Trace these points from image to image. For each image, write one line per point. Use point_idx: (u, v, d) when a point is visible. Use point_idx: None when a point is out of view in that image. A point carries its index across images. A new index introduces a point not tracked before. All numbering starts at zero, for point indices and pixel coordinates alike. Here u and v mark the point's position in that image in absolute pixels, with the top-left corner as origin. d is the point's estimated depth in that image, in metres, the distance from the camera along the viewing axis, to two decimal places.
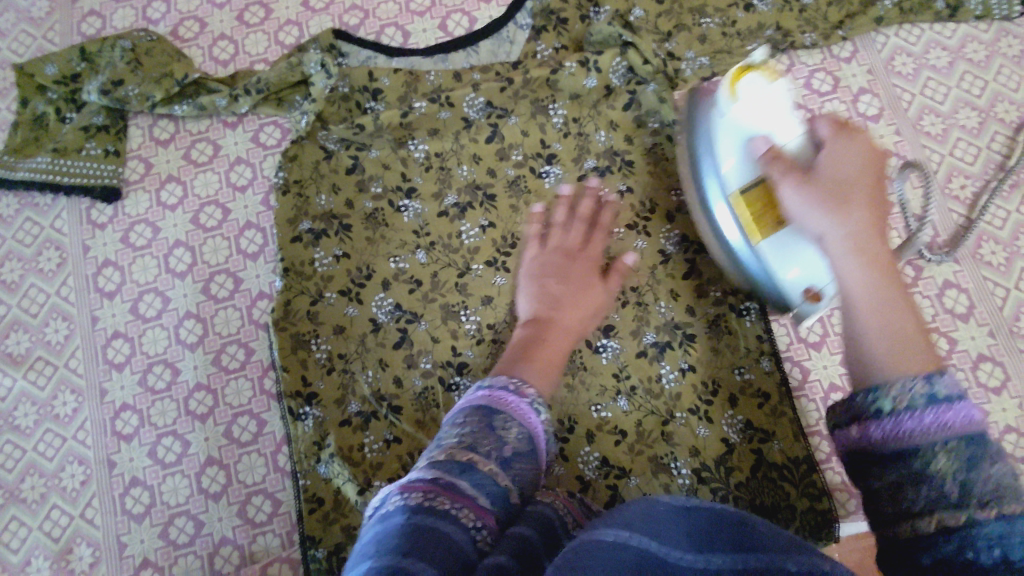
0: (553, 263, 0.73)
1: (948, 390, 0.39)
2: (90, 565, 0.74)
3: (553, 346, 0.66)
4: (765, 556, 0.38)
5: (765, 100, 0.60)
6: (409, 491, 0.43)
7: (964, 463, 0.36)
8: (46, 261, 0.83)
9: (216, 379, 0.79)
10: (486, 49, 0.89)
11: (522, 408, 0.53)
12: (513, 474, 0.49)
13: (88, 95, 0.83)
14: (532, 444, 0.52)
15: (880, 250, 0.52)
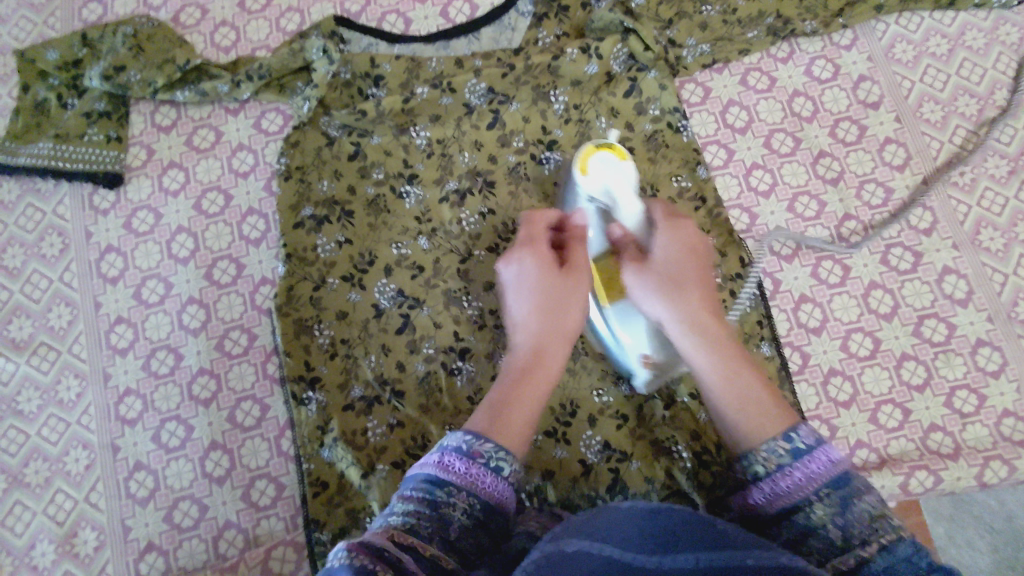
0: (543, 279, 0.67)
1: (805, 442, 0.54)
2: (95, 548, 0.74)
3: (533, 385, 0.62)
4: (728, 554, 0.42)
5: (611, 176, 0.69)
6: (355, 551, 0.43)
7: (836, 505, 0.50)
8: (49, 246, 0.83)
9: (219, 364, 0.79)
10: (487, 36, 0.89)
11: (474, 473, 0.53)
12: (457, 551, 0.50)
13: (90, 80, 0.84)
14: (484, 511, 0.52)
15: (717, 331, 0.62)
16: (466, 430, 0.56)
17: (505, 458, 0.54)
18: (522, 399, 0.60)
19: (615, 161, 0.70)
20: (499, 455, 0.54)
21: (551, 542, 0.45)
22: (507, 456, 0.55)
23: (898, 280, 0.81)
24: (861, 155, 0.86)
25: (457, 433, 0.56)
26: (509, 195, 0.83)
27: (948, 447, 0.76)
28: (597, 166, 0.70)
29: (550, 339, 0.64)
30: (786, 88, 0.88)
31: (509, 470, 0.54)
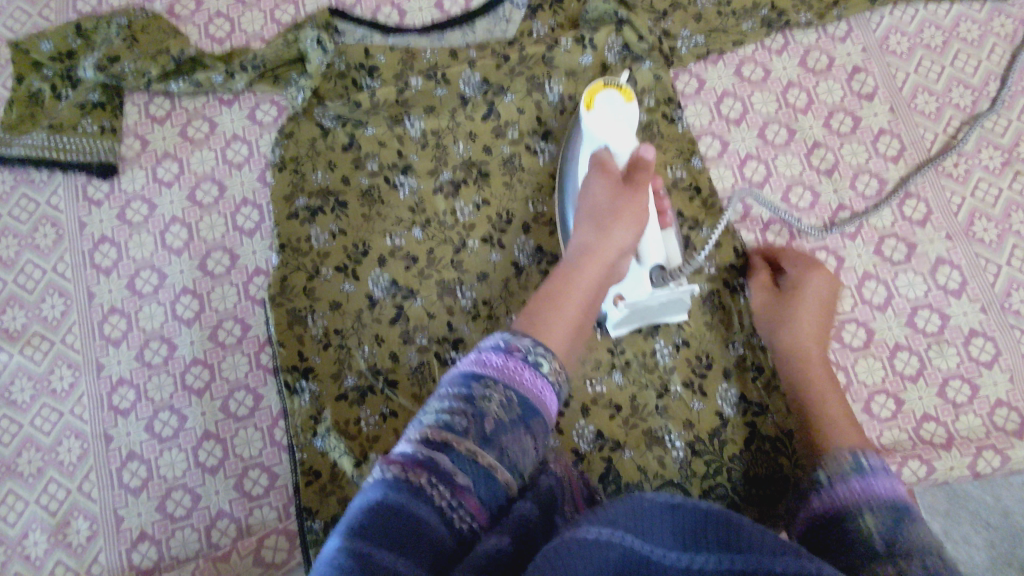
0: (606, 199, 0.69)
1: (872, 465, 0.56)
2: (87, 538, 0.74)
3: (575, 295, 0.63)
4: (753, 556, 0.41)
5: (613, 117, 0.72)
6: (390, 464, 0.44)
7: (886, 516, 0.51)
8: (43, 237, 0.83)
9: (213, 354, 0.79)
10: (482, 27, 0.89)
11: (511, 367, 0.51)
12: (499, 446, 0.47)
13: (84, 71, 0.84)
14: (526, 406, 0.50)
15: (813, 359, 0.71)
16: (505, 332, 0.55)
17: (544, 354, 0.53)
18: (565, 301, 0.62)
19: (620, 103, 0.72)
20: (536, 351, 0.53)
21: (571, 529, 0.43)
22: (546, 352, 0.54)
23: (892, 271, 0.81)
24: (855, 146, 0.86)
25: (498, 332, 0.54)
26: (503, 185, 0.83)
27: (941, 438, 0.76)
28: (602, 104, 0.72)
29: (602, 249, 0.67)
30: (780, 80, 0.88)
31: (550, 367, 0.53)
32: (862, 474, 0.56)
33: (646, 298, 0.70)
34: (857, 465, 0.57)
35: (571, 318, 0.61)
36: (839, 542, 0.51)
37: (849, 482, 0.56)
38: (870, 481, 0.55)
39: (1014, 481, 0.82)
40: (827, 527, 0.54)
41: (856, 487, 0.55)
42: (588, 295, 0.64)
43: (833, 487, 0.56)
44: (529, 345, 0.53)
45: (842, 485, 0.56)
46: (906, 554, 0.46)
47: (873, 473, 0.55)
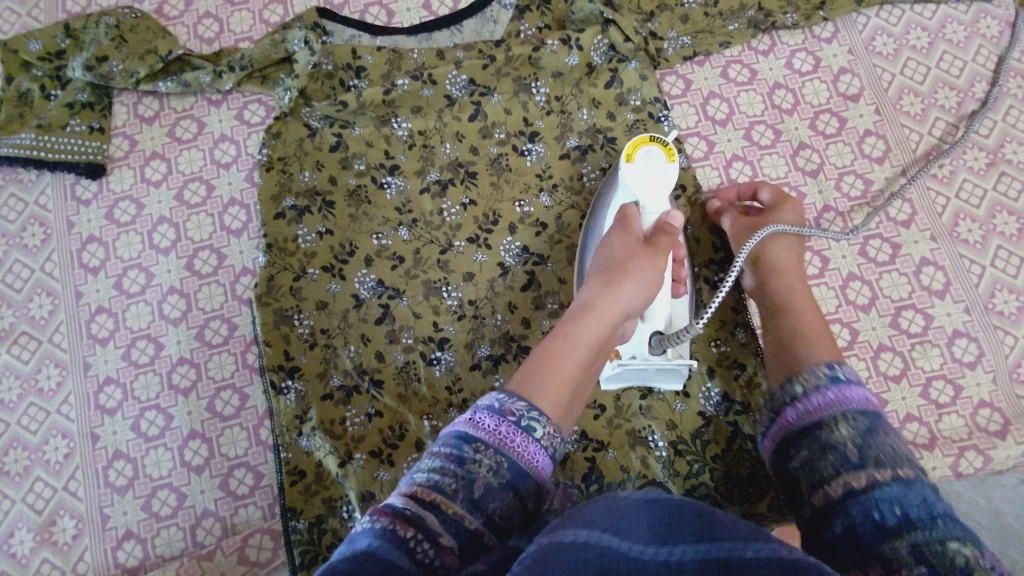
0: (619, 254, 0.68)
1: (847, 376, 0.58)
2: (73, 536, 0.75)
3: (574, 351, 0.63)
4: (729, 543, 0.41)
5: (650, 174, 0.70)
6: (378, 515, 0.45)
7: (862, 430, 0.53)
8: (30, 236, 0.84)
9: (199, 354, 0.80)
10: (470, 28, 0.89)
11: (505, 430, 0.52)
12: (486, 512, 0.47)
13: (73, 71, 0.84)
14: (515, 472, 0.50)
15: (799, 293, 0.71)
16: (500, 395, 0.56)
17: (538, 419, 0.54)
18: (563, 356, 0.62)
19: (660, 162, 0.71)
20: (531, 415, 0.54)
21: (548, 533, 0.41)
22: (541, 417, 0.55)
23: (876, 272, 0.81)
24: (841, 147, 0.86)
25: (493, 394, 0.56)
26: (490, 186, 0.84)
27: (924, 438, 0.76)
28: (642, 160, 0.70)
29: (607, 310, 0.65)
30: (767, 81, 0.88)
31: (544, 432, 0.54)
32: (837, 383, 0.58)
33: (641, 360, 0.69)
34: (831, 375, 0.59)
35: (566, 378, 0.61)
36: (812, 450, 0.55)
37: (824, 393, 0.57)
38: (842, 390, 0.57)
39: (1004, 482, 0.81)
40: (796, 438, 0.57)
41: (831, 396, 0.57)
42: (589, 353, 0.64)
43: (807, 398, 0.58)
44: (521, 408, 0.55)
45: (818, 395, 0.58)
46: (882, 465, 0.51)
47: (846, 381, 0.58)
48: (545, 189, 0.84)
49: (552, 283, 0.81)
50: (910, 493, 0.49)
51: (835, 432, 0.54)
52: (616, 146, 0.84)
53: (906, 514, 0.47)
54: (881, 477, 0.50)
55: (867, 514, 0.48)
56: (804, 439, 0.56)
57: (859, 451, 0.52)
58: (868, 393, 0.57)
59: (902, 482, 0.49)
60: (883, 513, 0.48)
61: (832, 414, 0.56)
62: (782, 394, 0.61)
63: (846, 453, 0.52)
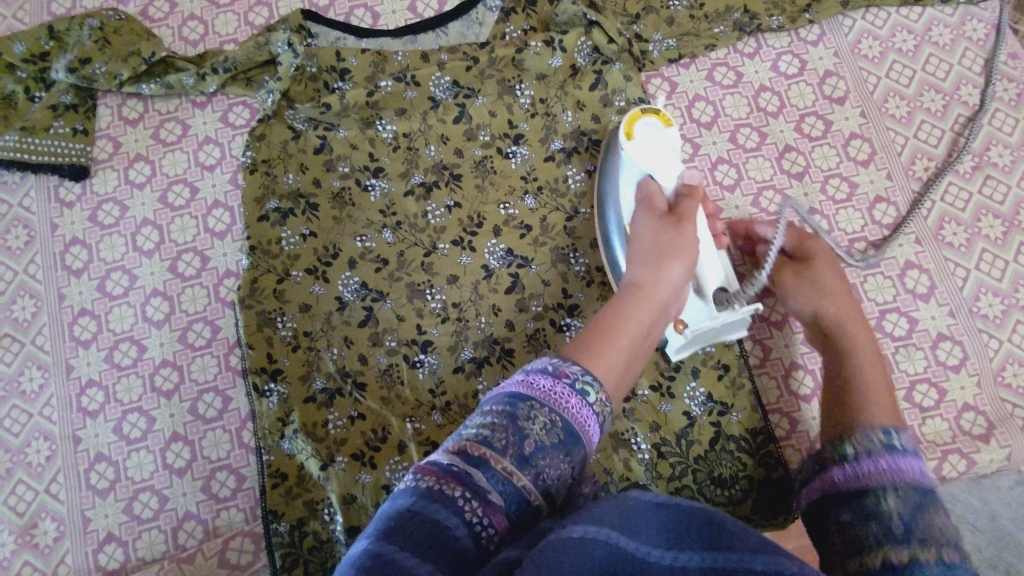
0: (650, 235, 0.69)
1: (904, 445, 0.51)
2: (54, 539, 0.74)
3: (626, 327, 0.61)
4: (735, 555, 0.40)
5: (653, 143, 0.72)
6: (424, 473, 0.44)
7: (912, 504, 0.47)
8: (14, 238, 0.84)
9: (182, 356, 0.79)
10: (455, 30, 0.90)
11: (559, 391, 0.50)
12: (535, 469, 0.47)
13: (56, 73, 0.84)
14: (566, 431, 0.49)
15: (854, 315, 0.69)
16: (552, 357, 0.54)
17: (592, 383, 0.53)
18: (614, 329, 0.60)
19: (659, 128, 0.73)
20: (584, 378, 0.53)
21: (559, 530, 0.41)
22: (595, 382, 0.53)
23: (860, 275, 0.81)
24: (827, 150, 0.86)
25: (545, 357, 0.54)
26: (475, 188, 0.84)
27: None
28: (642, 132, 0.72)
29: (652, 286, 0.65)
30: (752, 84, 0.88)
31: (597, 397, 0.52)
32: (890, 453, 0.51)
33: (709, 321, 0.69)
34: (886, 442, 0.52)
35: (619, 349, 0.59)
36: (851, 521, 0.48)
37: (877, 459, 0.50)
38: (896, 459, 0.50)
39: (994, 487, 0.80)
40: (839, 502, 0.51)
41: (884, 465, 0.50)
42: (639, 317, 0.62)
43: (859, 461, 0.51)
44: (574, 371, 0.53)
45: (868, 461, 0.51)
46: (928, 543, 0.44)
47: (902, 450, 0.51)
48: (530, 191, 0.84)
49: (537, 285, 0.81)
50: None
51: (881, 502, 0.48)
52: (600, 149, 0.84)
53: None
54: (925, 559, 0.43)
55: None
56: (845, 505, 0.50)
57: (906, 527, 0.45)
58: (930, 469, 0.50)
59: (946, 566, 0.42)
60: None
61: (879, 483, 0.49)
62: (829, 449, 0.54)
63: (891, 524, 0.46)
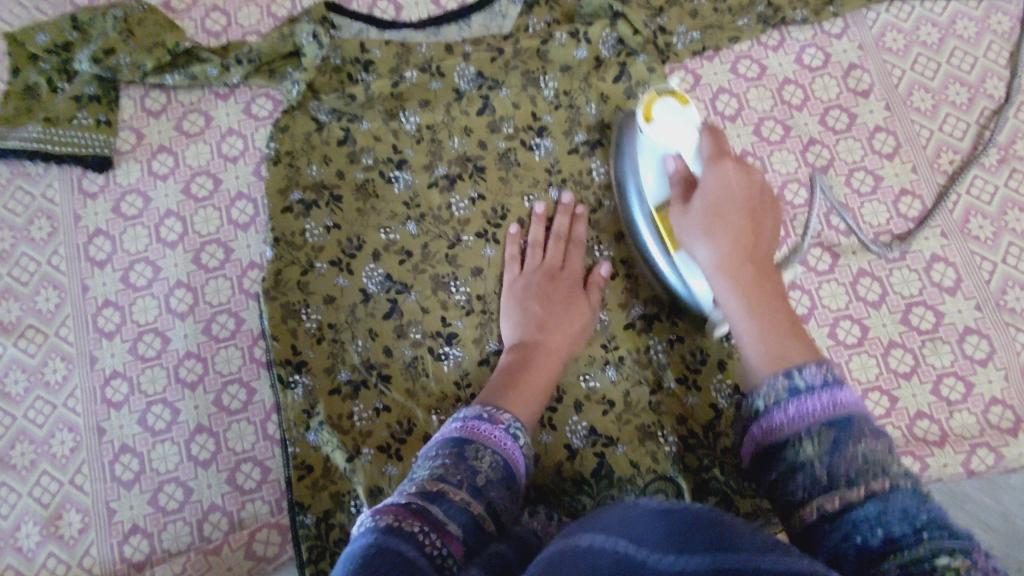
0: (557, 286, 0.78)
1: (809, 380, 0.50)
2: (79, 531, 0.74)
3: (545, 369, 0.71)
4: (744, 552, 0.37)
5: (675, 125, 0.68)
6: (380, 514, 0.46)
7: (828, 447, 0.46)
8: (37, 229, 0.83)
9: (206, 347, 0.79)
10: (479, 23, 0.89)
11: (496, 435, 0.60)
12: (487, 499, 0.53)
13: (81, 64, 0.84)
14: (506, 470, 0.57)
15: (736, 268, 0.61)
16: (484, 405, 0.64)
17: (522, 429, 0.63)
18: (537, 374, 0.71)
19: (678, 108, 0.68)
20: (516, 425, 0.62)
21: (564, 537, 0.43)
22: (523, 427, 0.63)
23: (886, 268, 0.81)
24: (851, 143, 0.85)
25: (477, 406, 0.63)
26: (498, 180, 0.84)
27: (936, 435, 0.76)
28: (660, 114, 0.68)
29: (563, 331, 0.75)
30: (776, 77, 0.88)
31: (525, 441, 0.62)
32: (795, 395, 0.49)
33: None
34: (789, 386, 0.50)
35: (538, 394, 0.69)
36: (781, 476, 0.49)
37: (784, 407, 0.49)
38: (803, 402, 0.49)
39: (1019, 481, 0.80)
40: (766, 461, 0.50)
41: (790, 411, 0.49)
42: (549, 369, 0.72)
43: (770, 414, 0.51)
44: (507, 417, 0.63)
45: (778, 411, 0.50)
46: (854, 483, 0.44)
47: (806, 391, 0.49)
48: (553, 184, 0.83)
49: None
50: (887, 512, 0.42)
51: (800, 452, 0.47)
52: None
53: (890, 535, 0.41)
54: (853, 497, 0.43)
55: (847, 538, 0.43)
56: (772, 460, 0.50)
57: (829, 473, 0.45)
58: (842, 394, 0.48)
59: (875, 498, 0.42)
60: (864, 536, 0.42)
61: (797, 430, 0.48)
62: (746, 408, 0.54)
63: (815, 474, 0.46)
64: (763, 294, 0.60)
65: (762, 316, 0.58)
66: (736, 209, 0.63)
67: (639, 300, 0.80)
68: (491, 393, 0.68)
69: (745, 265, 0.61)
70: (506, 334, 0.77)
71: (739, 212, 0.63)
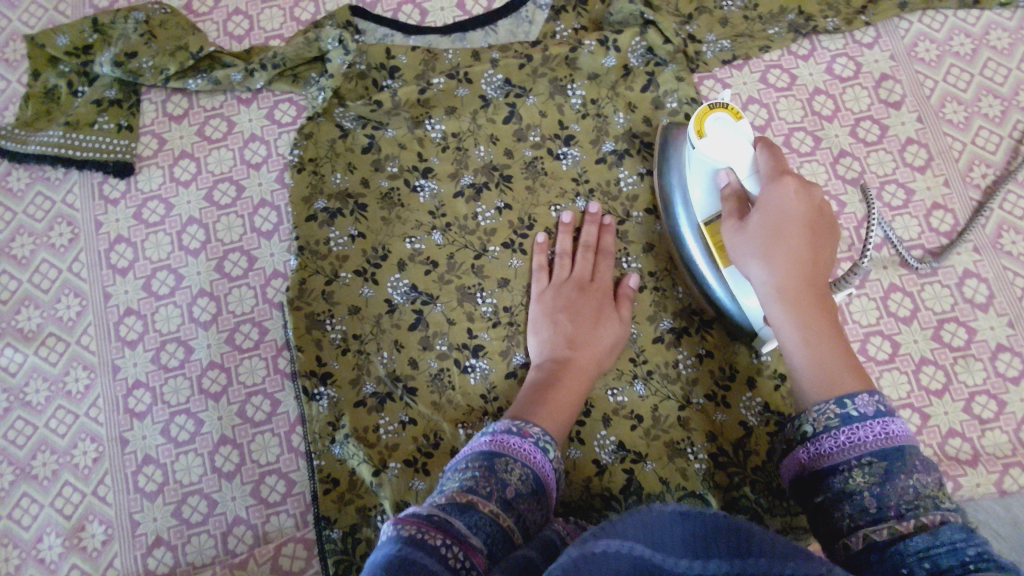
0: (586, 300, 0.76)
1: (864, 409, 0.50)
2: (103, 543, 0.74)
3: (574, 385, 0.71)
4: (765, 560, 0.36)
5: (728, 137, 0.65)
6: (403, 523, 0.45)
7: (878, 476, 0.47)
8: (58, 236, 0.82)
9: (229, 358, 0.78)
10: (505, 28, 0.88)
11: (526, 448, 0.59)
12: (517, 513, 0.52)
13: (101, 67, 0.82)
14: (536, 482, 0.57)
15: (800, 293, 0.59)
16: (514, 420, 0.63)
17: (551, 443, 0.62)
18: (566, 389, 0.70)
19: (731, 122, 0.66)
20: (545, 439, 0.61)
21: (578, 544, 0.38)
22: (552, 441, 0.62)
23: (918, 284, 0.80)
24: (883, 155, 0.84)
25: (507, 420, 0.62)
26: (525, 190, 0.82)
27: (967, 454, 0.75)
28: (712, 129, 0.66)
29: (591, 344, 0.74)
30: (806, 86, 0.87)
31: (554, 455, 0.61)
32: (847, 422, 0.50)
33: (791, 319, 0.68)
34: (841, 412, 0.50)
35: (568, 411, 0.69)
36: (829, 503, 0.49)
37: (836, 436, 0.50)
38: (855, 430, 0.49)
39: None
40: (812, 487, 0.51)
41: (843, 439, 0.49)
42: (578, 385, 0.71)
43: (819, 439, 0.51)
44: (536, 431, 0.62)
45: (829, 439, 0.50)
46: (905, 515, 0.44)
47: (859, 419, 0.50)
48: (581, 194, 0.82)
49: None
50: (934, 545, 0.41)
51: (848, 479, 0.48)
52: (653, 150, 0.83)
53: (936, 565, 0.40)
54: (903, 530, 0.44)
55: (895, 568, 0.42)
56: (818, 486, 0.50)
57: (878, 502, 0.46)
58: (893, 424, 0.49)
59: (926, 532, 0.42)
60: (911, 566, 0.41)
61: (846, 458, 0.49)
62: (791, 429, 0.54)
63: (863, 502, 0.46)
64: (817, 321, 0.58)
65: (820, 351, 0.56)
66: (795, 232, 0.61)
67: (667, 313, 0.78)
68: (523, 407, 0.67)
69: (805, 293, 0.59)
70: (534, 349, 0.76)
71: (798, 234, 0.61)
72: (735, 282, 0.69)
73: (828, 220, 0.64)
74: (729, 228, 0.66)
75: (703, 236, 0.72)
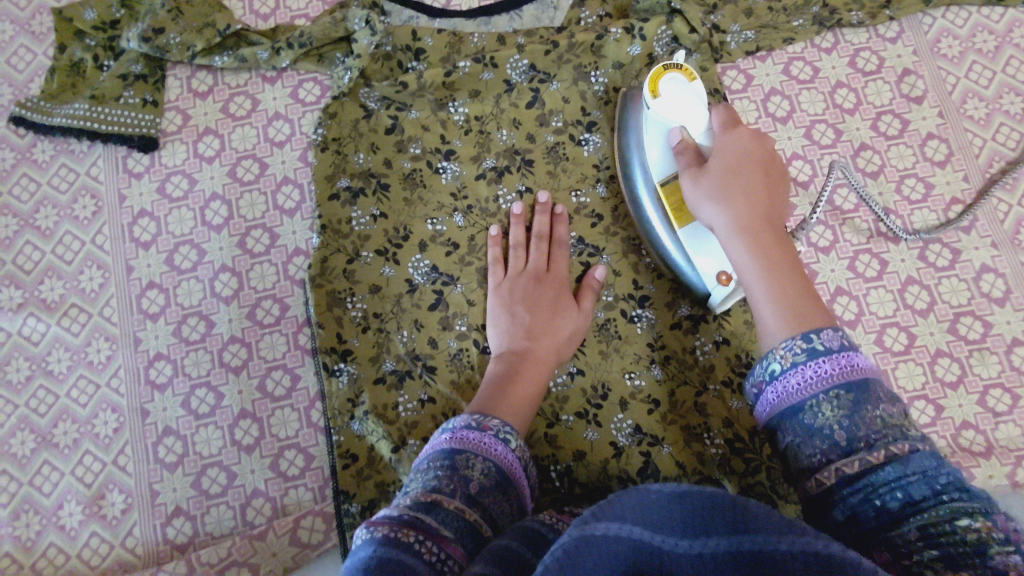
0: (547, 292, 0.76)
1: (827, 343, 0.47)
2: (122, 511, 0.74)
3: (535, 373, 0.70)
4: (763, 535, 0.36)
5: (681, 99, 0.67)
6: (375, 525, 0.44)
7: (845, 408, 0.45)
8: (81, 208, 0.83)
9: (251, 333, 0.79)
10: (530, 14, 0.89)
11: (486, 442, 0.55)
12: (483, 508, 0.50)
13: (128, 42, 0.82)
14: (499, 476, 0.54)
15: (760, 228, 0.58)
16: (472, 413, 0.59)
17: (512, 433, 0.58)
18: (526, 380, 0.69)
19: (684, 83, 0.68)
20: (505, 430, 0.58)
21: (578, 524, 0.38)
22: (512, 431, 0.58)
23: (935, 277, 0.81)
24: (903, 149, 0.85)
25: (465, 414, 0.58)
26: (547, 174, 0.83)
27: (980, 446, 0.76)
28: (666, 90, 0.68)
29: (551, 334, 0.73)
30: (829, 79, 0.87)
31: (518, 444, 0.58)
32: (812, 355, 0.47)
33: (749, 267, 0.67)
34: (806, 344, 0.48)
35: (528, 400, 0.68)
36: (795, 441, 0.47)
37: (802, 371, 0.47)
38: (819, 364, 0.47)
39: None
40: (777, 425, 0.49)
41: (807, 373, 0.47)
42: (538, 374, 0.70)
43: (784, 377, 0.48)
44: (496, 423, 0.58)
45: (793, 375, 0.48)
46: (875, 445, 0.43)
47: (823, 353, 0.47)
48: (602, 179, 0.83)
49: (610, 276, 0.80)
50: (906, 475, 0.41)
51: (817, 414, 0.46)
52: None
53: (908, 496, 0.40)
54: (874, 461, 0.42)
55: (866, 500, 0.42)
56: (783, 426, 0.48)
57: (848, 436, 0.44)
58: (857, 357, 0.46)
59: (895, 460, 0.42)
60: (883, 498, 0.41)
61: (811, 395, 0.46)
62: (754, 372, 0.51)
63: (834, 435, 0.45)
64: (776, 255, 0.57)
65: (784, 289, 0.55)
66: (751, 175, 0.61)
67: (686, 300, 0.79)
68: (483, 398, 0.66)
69: (763, 230, 0.58)
70: (493, 343, 0.75)
71: (753, 177, 0.62)
72: (690, 240, 0.70)
73: (781, 170, 0.64)
74: (683, 175, 0.65)
75: (659, 198, 0.72)
